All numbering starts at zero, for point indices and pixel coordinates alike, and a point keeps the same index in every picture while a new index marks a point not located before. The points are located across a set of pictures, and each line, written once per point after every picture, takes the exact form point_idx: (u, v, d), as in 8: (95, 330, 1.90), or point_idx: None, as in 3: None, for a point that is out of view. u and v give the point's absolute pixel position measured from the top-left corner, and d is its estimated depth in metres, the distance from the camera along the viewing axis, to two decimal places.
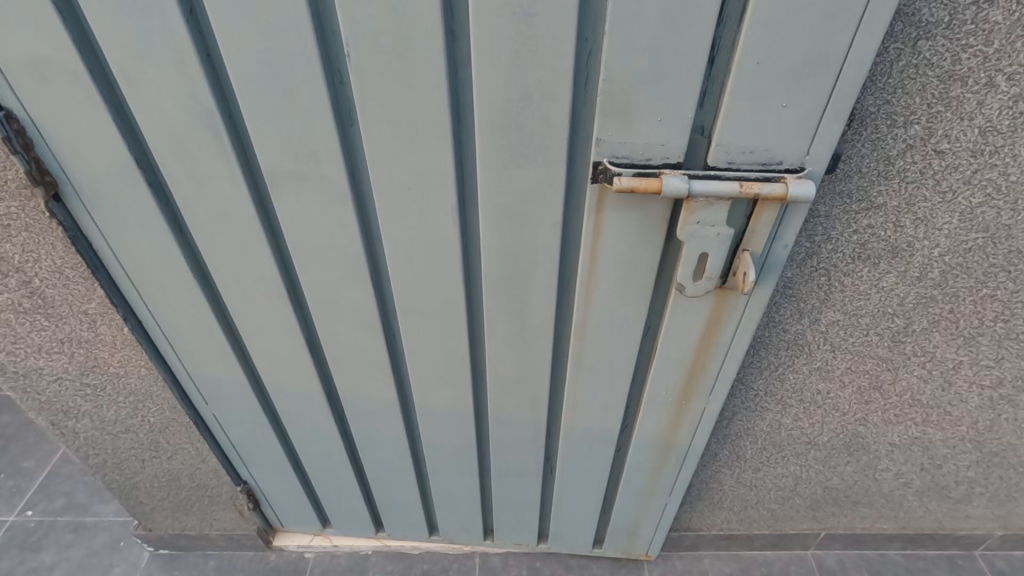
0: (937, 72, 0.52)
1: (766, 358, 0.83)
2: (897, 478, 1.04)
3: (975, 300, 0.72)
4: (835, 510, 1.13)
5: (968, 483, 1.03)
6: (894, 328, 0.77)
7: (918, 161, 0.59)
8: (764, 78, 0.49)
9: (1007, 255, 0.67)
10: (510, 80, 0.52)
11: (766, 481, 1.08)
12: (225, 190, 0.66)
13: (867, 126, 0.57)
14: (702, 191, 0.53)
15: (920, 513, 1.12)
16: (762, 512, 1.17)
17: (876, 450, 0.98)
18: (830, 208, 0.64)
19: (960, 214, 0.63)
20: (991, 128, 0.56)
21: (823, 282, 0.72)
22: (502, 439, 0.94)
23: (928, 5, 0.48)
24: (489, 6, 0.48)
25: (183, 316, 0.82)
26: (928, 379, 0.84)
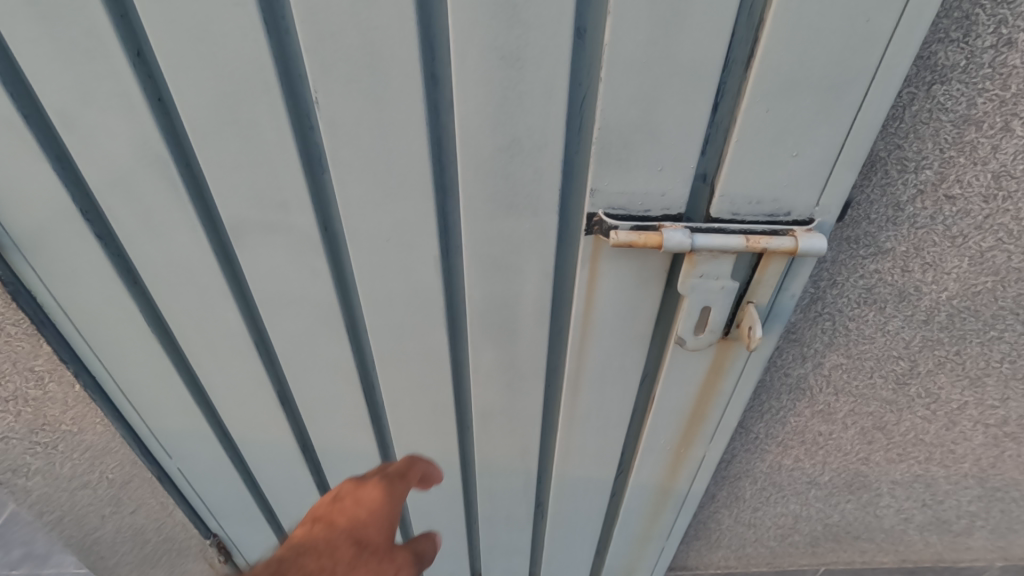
0: (951, 116, 0.49)
1: (767, 401, 0.80)
2: (898, 514, 1.00)
3: (982, 342, 0.69)
4: (835, 546, 1.10)
5: (969, 517, 1.00)
6: (899, 370, 0.74)
7: (929, 207, 0.56)
8: (774, 126, 0.44)
9: (1016, 297, 0.64)
10: (497, 128, 0.48)
11: (765, 519, 1.04)
12: (185, 241, 0.60)
13: (877, 171, 0.53)
14: (706, 246, 0.49)
15: (919, 546, 1.08)
16: (760, 548, 1.13)
17: (878, 488, 0.94)
18: (837, 255, 0.60)
19: (970, 258, 0.60)
20: (1004, 172, 0.53)
21: (827, 327, 0.68)
22: (490, 489, 0.89)
23: (943, 48, 0.45)
24: (474, 52, 0.44)
25: (143, 370, 0.76)
26: (932, 419, 0.81)
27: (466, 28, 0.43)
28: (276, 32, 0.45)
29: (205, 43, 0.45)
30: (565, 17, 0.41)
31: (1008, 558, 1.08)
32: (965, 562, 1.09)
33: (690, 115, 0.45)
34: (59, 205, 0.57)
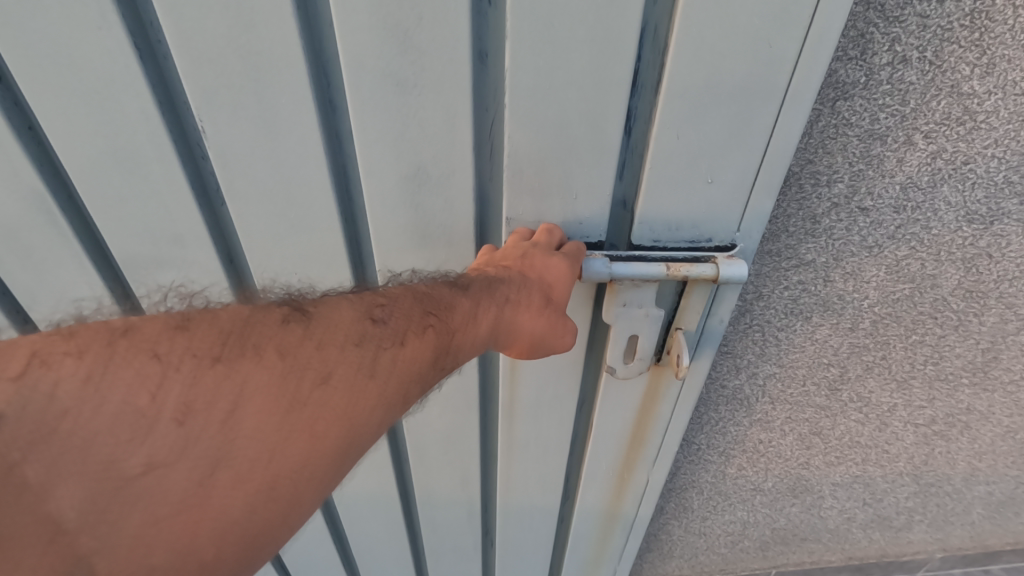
0: (857, 131, 0.49)
1: (706, 413, 0.80)
2: (841, 514, 1.02)
3: (906, 346, 0.71)
4: (784, 547, 1.10)
5: (908, 512, 1.02)
6: (831, 376, 0.74)
7: (844, 218, 0.56)
8: (687, 151, 0.43)
9: (932, 302, 0.66)
10: (401, 155, 0.45)
11: (715, 528, 1.05)
12: (75, 280, 0.54)
13: (791, 185, 0.53)
14: (626, 275, 0.46)
15: (863, 544, 1.08)
16: (713, 556, 1.13)
17: (820, 490, 0.95)
18: (759, 268, 0.60)
19: (887, 267, 0.61)
20: (912, 183, 0.54)
21: (757, 338, 0.68)
22: (432, 521, 0.85)
23: (843, 65, 0.46)
24: (367, 77, 0.41)
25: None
26: (865, 421, 0.82)
27: (357, 52, 0.40)
28: (152, 58, 0.42)
29: (72, 69, 0.41)
30: (461, 42, 0.40)
31: (948, 549, 1.09)
32: (907, 556, 1.10)
33: (600, 141, 0.43)
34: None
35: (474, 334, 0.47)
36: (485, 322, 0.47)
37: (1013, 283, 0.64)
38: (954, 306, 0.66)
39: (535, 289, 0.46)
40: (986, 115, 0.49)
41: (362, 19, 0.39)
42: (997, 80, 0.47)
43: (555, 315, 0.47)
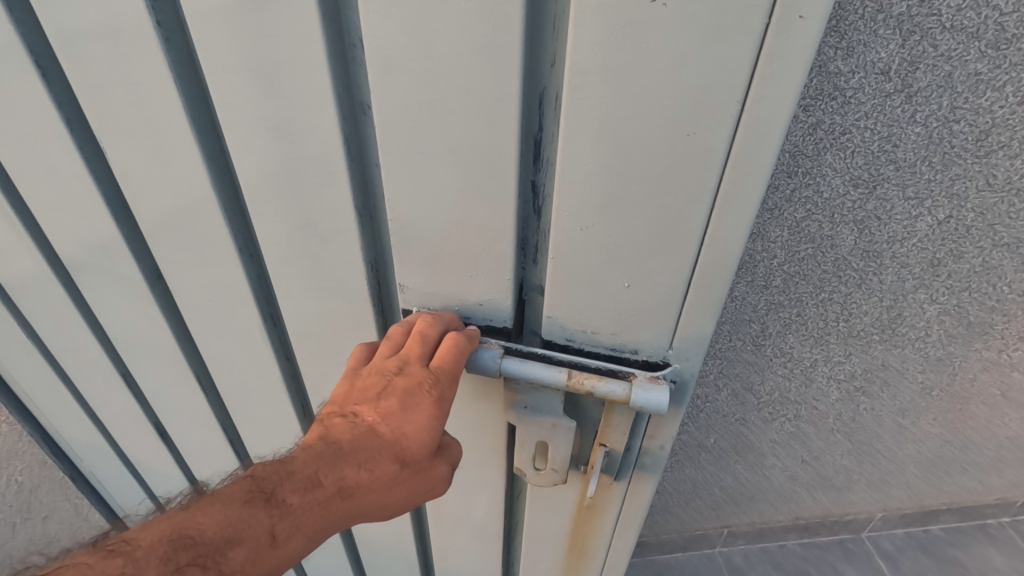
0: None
1: None
2: (784, 473, 1.00)
3: (818, 304, 0.71)
4: (734, 509, 1.10)
5: (845, 471, 0.97)
6: (753, 332, 0.76)
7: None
8: (598, 246, 0.37)
9: (836, 261, 0.66)
10: (287, 206, 0.41)
11: (667, 485, 1.06)
12: (29, 268, 0.56)
13: None
14: (518, 373, 0.42)
15: (808, 504, 1.06)
16: (665, 519, 1.15)
17: (760, 448, 0.94)
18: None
19: (790, 225, 0.64)
20: (799, 150, 0.59)
21: None
22: (373, 552, 0.82)
23: None
24: (243, 117, 0.37)
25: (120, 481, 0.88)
26: (790, 377, 0.81)
27: (228, 93, 0.37)
28: (57, 75, 0.41)
29: None
30: (327, 97, 0.35)
31: (888, 509, 1.06)
32: (849, 516, 1.08)
33: (496, 223, 0.37)
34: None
35: (264, 565, 0.42)
36: (290, 545, 0.42)
37: (905, 244, 0.64)
38: (855, 266, 0.67)
39: (383, 456, 0.43)
40: (854, 89, 0.54)
41: (224, 55, 0.35)
42: (859, 60, 0.52)
43: (406, 482, 0.43)
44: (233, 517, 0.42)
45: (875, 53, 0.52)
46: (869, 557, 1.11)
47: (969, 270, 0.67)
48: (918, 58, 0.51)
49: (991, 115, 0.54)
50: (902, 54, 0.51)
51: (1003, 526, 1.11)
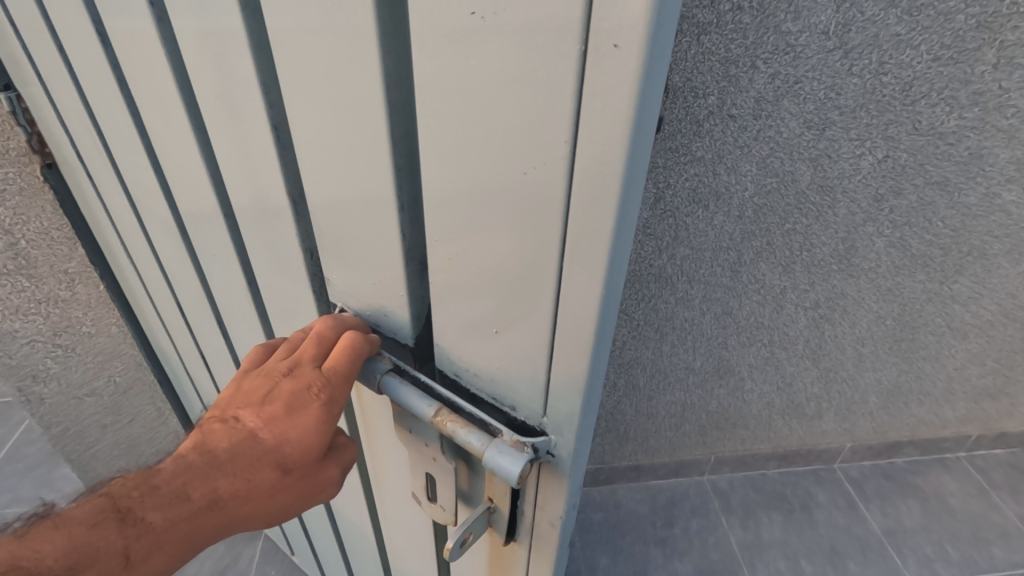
0: (717, 58, 0.63)
1: (640, 292, 0.85)
2: (762, 399, 1.05)
3: (784, 233, 0.80)
4: (719, 435, 1.11)
5: (815, 400, 1.07)
6: (730, 260, 0.82)
7: (719, 124, 0.68)
8: (490, 260, 0.25)
9: (798, 195, 0.76)
10: None
11: (659, 410, 1.03)
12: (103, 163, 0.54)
13: (679, 98, 0.66)
14: (394, 396, 0.32)
15: (785, 433, 1.13)
16: (654, 446, 1.11)
17: (741, 371, 0.99)
18: (666, 161, 0.71)
19: (757, 161, 0.72)
20: (762, 97, 0.66)
21: (671, 224, 0.77)
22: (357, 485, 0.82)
23: (700, 9, 0.60)
24: None
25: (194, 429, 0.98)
26: (764, 302, 0.88)
27: None
28: None
29: None
30: None
31: (856, 440, 1.17)
32: (823, 445, 1.17)
33: None
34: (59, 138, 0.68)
35: None
36: (148, 568, 0.32)
37: (852, 179, 0.75)
38: (813, 199, 0.76)
39: (264, 459, 0.33)
40: (803, 46, 0.63)
41: None
42: (805, 21, 0.61)
43: (301, 484, 0.33)
44: (78, 540, 0.31)
45: (816, 16, 0.61)
46: (841, 483, 1.19)
47: (906, 206, 0.79)
48: (851, 20, 0.61)
49: (913, 69, 0.66)
50: (838, 18, 0.61)
51: (960, 460, 1.25)
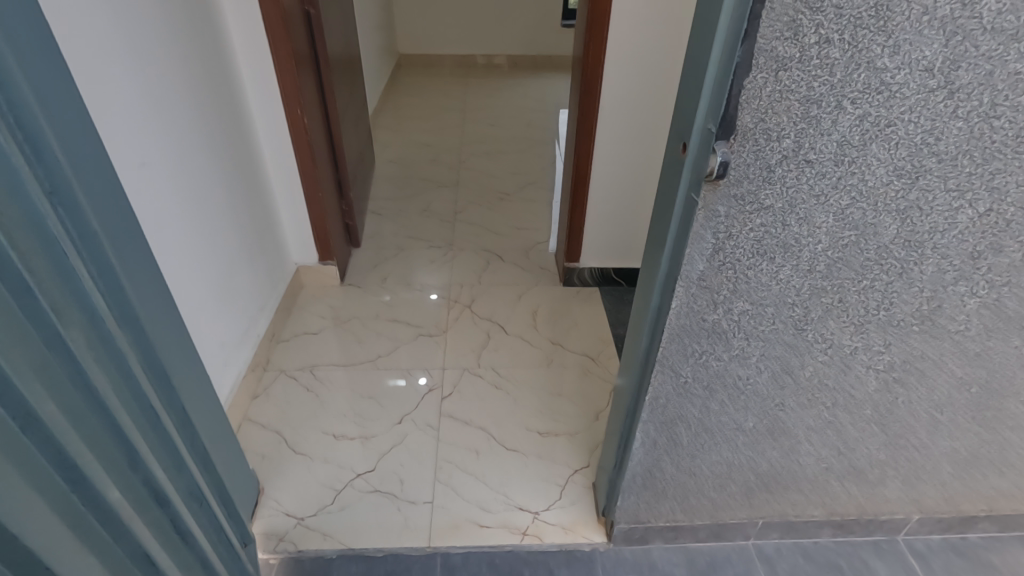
0: (797, 96, 0.55)
1: (690, 346, 0.76)
2: (819, 463, 0.94)
3: (860, 291, 0.70)
4: (768, 497, 1.00)
5: (880, 466, 0.95)
6: (795, 317, 0.73)
7: (793, 170, 0.59)
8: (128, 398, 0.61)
9: (878, 250, 0.66)
10: None
11: (702, 470, 0.94)
12: None
13: (748, 140, 0.58)
14: None
15: (842, 499, 1.02)
16: (694, 507, 1.01)
17: (797, 434, 0.89)
18: (729, 209, 0.62)
19: (834, 212, 0.63)
20: (846, 141, 0.58)
21: (730, 276, 0.68)
22: None
23: (780, 42, 0.52)
24: None
25: (231, 462, 0.94)
26: (830, 363, 0.78)
27: None
28: None
29: None
30: None
31: (924, 511, 1.05)
32: (884, 515, 1.06)
33: None
34: (87, 171, 0.59)
35: None
36: None
37: (946, 234, 0.65)
38: (896, 255, 0.67)
39: None
40: (900, 85, 0.54)
41: None
42: (905, 57, 0.52)
43: None
44: None
45: (919, 51, 0.52)
46: (905, 558, 1.07)
47: (1008, 265, 0.68)
48: (961, 56, 0.53)
49: None
50: (945, 53, 0.52)
51: None
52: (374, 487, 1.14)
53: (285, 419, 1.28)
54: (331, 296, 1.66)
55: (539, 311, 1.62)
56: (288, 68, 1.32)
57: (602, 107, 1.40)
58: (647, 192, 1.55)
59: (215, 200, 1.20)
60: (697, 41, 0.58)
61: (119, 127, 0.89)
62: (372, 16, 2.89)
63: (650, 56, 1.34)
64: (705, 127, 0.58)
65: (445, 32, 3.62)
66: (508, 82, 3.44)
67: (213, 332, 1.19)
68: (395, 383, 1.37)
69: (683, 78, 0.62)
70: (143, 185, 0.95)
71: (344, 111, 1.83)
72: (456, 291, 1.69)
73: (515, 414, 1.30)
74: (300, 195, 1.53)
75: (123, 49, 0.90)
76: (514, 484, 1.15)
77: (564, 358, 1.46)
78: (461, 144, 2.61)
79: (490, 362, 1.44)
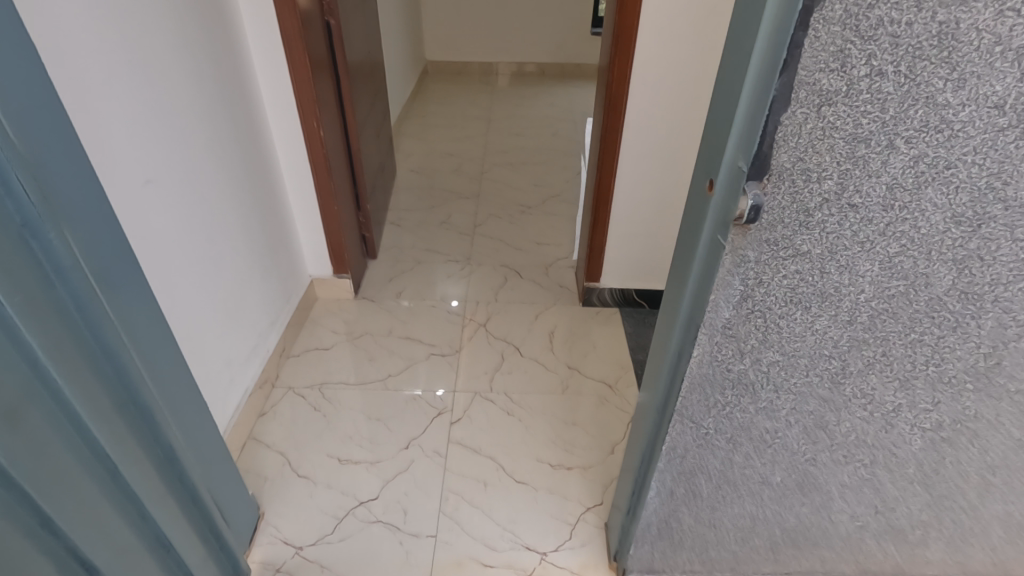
0: (842, 134, 0.48)
1: (711, 397, 0.70)
2: (854, 521, 0.86)
3: (907, 346, 0.62)
4: (795, 553, 0.92)
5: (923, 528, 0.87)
6: (832, 370, 0.66)
7: (834, 214, 0.53)
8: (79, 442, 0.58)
9: (929, 303, 0.59)
10: None
11: (723, 522, 0.87)
12: None
13: (784, 181, 0.51)
14: None
15: (879, 559, 0.93)
16: (714, 558, 0.94)
17: (830, 491, 0.81)
18: (760, 255, 0.56)
19: (880, 261, 0.56)
20: (896, 184, 0.51)
21: (759, 325, 0.62)
22: None
23: (826, 74, 0.45)
24: None
25: (225, 492, 0.91)
26: (870, 419, 0.71)
27: None
28: None
29: None
30: None
31: None
32: None
33: None
34: (65, 201, 0.56)
35: None
36: None
37: (1012, 290, 0.56)
38: (950, 311, 0.59)
39: None
40: (963, 123, 0.47)
41: None
42: (971, 92, 0.45)
43: None
44: None
45: (988, 86, 0.45)
46: None
47: None
48: None
49: None
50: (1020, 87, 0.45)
51: None
52: (376, 518, 1.10)
53: (291, 439, 1.25)
54: (345, 310, 1.63)
55: (556, 332, 1.57)
56: (305, 79, 1.29)
57: (627, 122, 1.34)
58: (673, 210, 1.48)
59: (226, 214, 1.18)
60: (730, 70, 0.52)
61: (123, 143, 0.86)
62: (399, 23, 2.87)
63: (680, 69, 1.27)
64: (736, 164, 0.52)
65: (473, 39, 3.60)
66: (534, 91, 3.40)
67: (220, 349, 1.16)
68: (404, 405, 1.33)
69: (713, 108, 0.57)
70: (144, 203, 0.91)
71: (365, 121, 1.81)
72: (472, 309, 1.64)
73: (526, 443, 1.25)
74: (315, 208, 1.51)
75: (128, 63, 0.87)
76: (522, 521, 1.10)
77: (580, 384, 1.40)
78: (484, 155, 2.57)
79: (503, 386, 1.39)
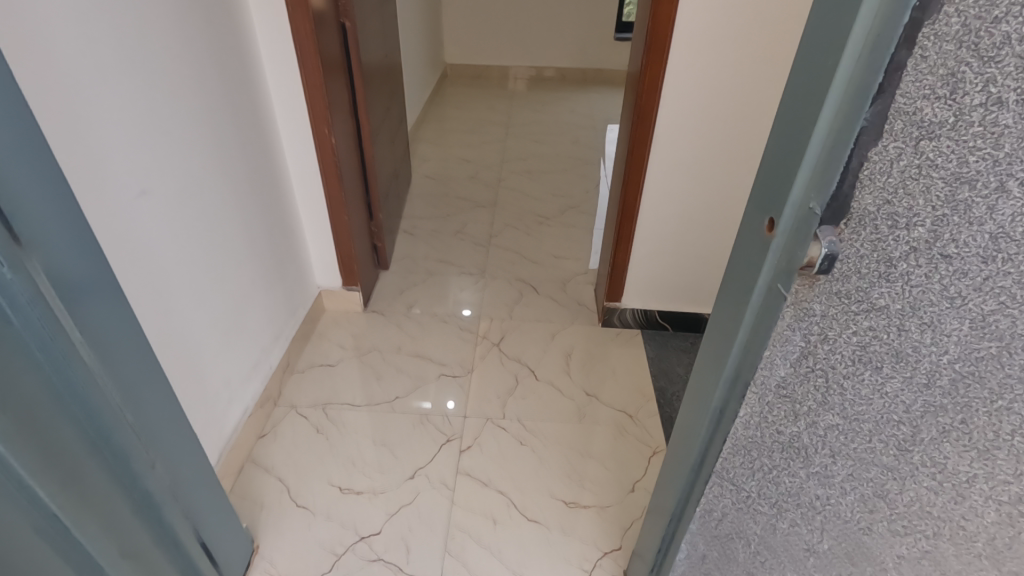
0: (942, 173, 0.37)
1: (757, 460, 0.62)
2: None
3: None
4: None
5: None
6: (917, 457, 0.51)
7: (924, 267, 0.40)
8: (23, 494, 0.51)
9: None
10: None
11: None
12: None
13: (865, 226, 0.42)
14: None
15: None
16: None
17: None
18: (825, 308, 0.48)
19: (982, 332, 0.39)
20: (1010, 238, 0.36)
21: (820, 386, 0.52)
22: None
23: (931, 104, 0.36)
24: None
25: (212, 531, 0.84)
26: None
27: None
28: None
29: None
30: None
31: None
32: None
33: None
34: (30, 229, 0.50)
35: None
36: None
37: None
38: None
39: None
40: None
41: None
42: None
43: None
44: None
45: None
46: None
47: None
48: None
49: None
50: None
51: None
52: (376, 556, 1.02)
53: (290, 463, 1.18)
54: (353, 323, 1.56)
55: (573, 354, 1.48)
56: (317, 84, 1.23)
57: (655, 136, 1.25)
58: (701, 229, 1.39)
59: (229, 224, 1.12)
60: (800, 94, 0.44)
61: (117, 153, 0.80)
62: (419, 25, 2.81)
63: (716, 81, 1.18)
64: (804, 204, 0.45)
65: (493, 42, 3.53)
66: (554, 96, 3.32)
67: (220, 370, 1.10)
68: (410, 430, 1.26)
69: (775, 136, 0.48)
70: (135, 216, 0.85)
71: (380, 127, 1.74)
72: (485, 326, 1.57)
73: (540, 478, 1.17)
74: (325, 217, 1.45)
75: (123, 67, 0.81)
76: (532, 565, 1.01)
77: (598, 412, 1.32)
78: (502, 162, 2.50)
79: (515, 412, 1.31)
